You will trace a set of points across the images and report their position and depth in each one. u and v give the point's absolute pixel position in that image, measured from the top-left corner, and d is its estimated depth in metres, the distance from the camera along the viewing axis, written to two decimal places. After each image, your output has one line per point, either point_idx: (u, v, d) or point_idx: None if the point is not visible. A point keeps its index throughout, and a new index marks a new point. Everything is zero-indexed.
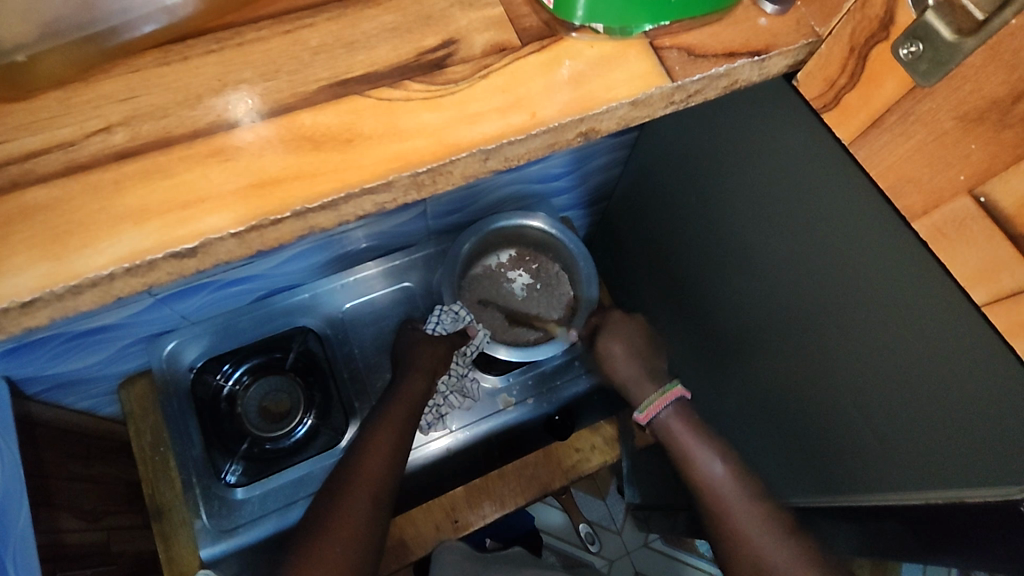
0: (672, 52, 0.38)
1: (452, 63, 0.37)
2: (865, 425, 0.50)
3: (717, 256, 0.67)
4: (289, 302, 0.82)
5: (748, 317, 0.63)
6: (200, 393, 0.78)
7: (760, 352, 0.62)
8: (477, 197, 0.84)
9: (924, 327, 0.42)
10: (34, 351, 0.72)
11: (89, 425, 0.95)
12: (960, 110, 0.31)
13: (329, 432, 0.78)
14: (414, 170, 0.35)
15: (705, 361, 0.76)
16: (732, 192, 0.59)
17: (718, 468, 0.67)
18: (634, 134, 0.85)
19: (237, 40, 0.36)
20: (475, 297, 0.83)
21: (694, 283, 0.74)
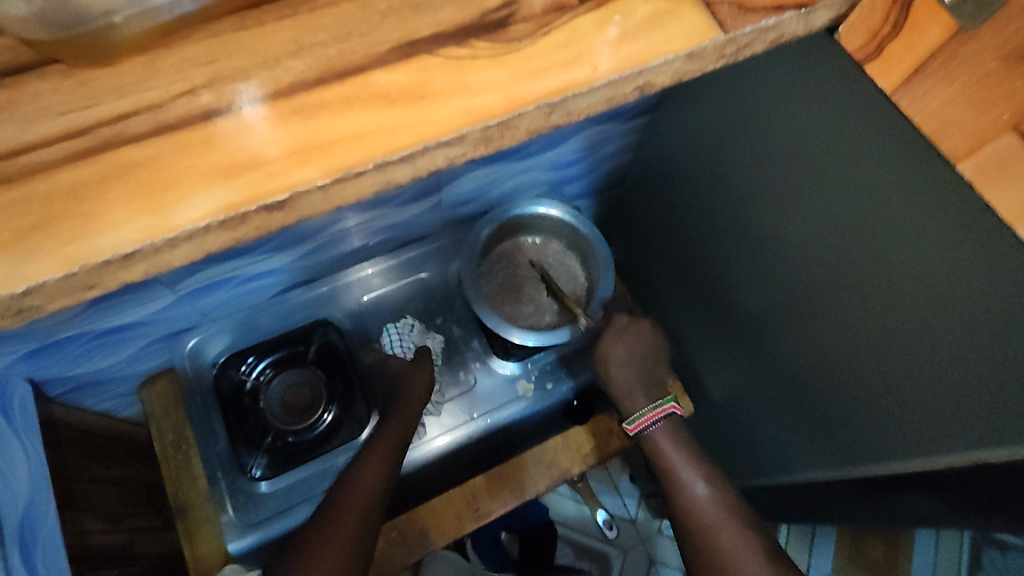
0: (724, 6, 0.38)
1: (515, 22, 0.37)
2: (886, 394, 0.52)
3: (731, 238, 0.70)
4: (308, 296, 0.84)
5: (765, 295, 0.65)
6: (223, 386, 0.79)
7: (778, 327, 0.65)
8: (490, 188, 0.85)
9: (939, 293, 0.44)
10: (60, 351, 0.73)
11: (108, 426, 0.95)
12: (1006, 48, 0.34)
13: (353, 423, 0.79)
14: (485, 124, 0.35)
15: (728, 342, 0.78)
16: (748, 170, 0.61)
17: (702, 489, 0.71)
18: (646, 119, 0.86)
19: (310, 5, 0.36)
20: (494, 284, 0.84)
21: (713, 266, 0.77)
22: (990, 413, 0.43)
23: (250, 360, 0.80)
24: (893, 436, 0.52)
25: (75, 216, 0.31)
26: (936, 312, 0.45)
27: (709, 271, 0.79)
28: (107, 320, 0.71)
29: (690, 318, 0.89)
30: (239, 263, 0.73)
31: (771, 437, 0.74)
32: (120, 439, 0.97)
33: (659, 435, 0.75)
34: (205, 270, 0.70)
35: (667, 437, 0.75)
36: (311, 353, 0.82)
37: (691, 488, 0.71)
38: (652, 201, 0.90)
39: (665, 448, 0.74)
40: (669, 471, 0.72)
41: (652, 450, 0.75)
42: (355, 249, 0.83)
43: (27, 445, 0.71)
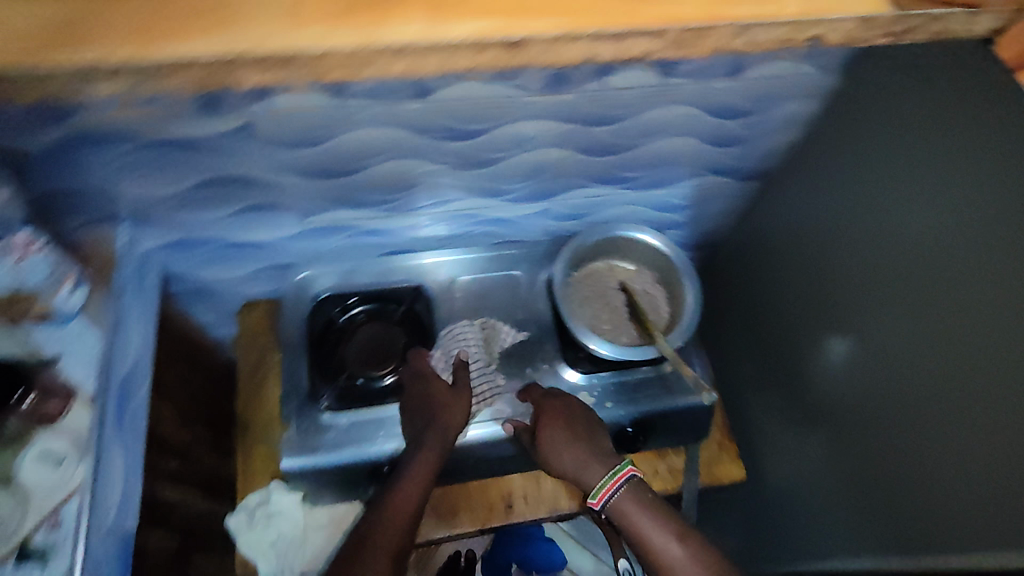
0: None
1: None
2: (975, 482, 0.54)
3: (829, 321, 0.74)
4: (409, 263, 0.91)
5: (858, 379, 0.69)
6: (315, 321, 0.86)
7: (869, 412, 0.67)
8: (598, 210, 0.90)
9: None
10: (195, 248, 0.83)
11: (199, 338, 1.03)
12: None
13: (418, 384, 0.83)
14: None
15: (804, 422, 0.80)
16: (867, 259, 0.67)
17: (678, 551, 0.64)
18: (757, 189, 0.90)
19: None
20: (583, 293, 0.87)
21: (797, 347, 0.81)
22: None
23: (351, 300, 0.87)
24: (973, 525, 0.53)
25: None
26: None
27: (795, 347, 0.81)
28: (243, 229, 0.80)
29: (759, 396, 0.91)
30: (363, 211, 0.81)
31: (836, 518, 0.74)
32: (205, 353, 1.04)
33: (619, 499, 0.68)
34: (337, 211, 0.80)
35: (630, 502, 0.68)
36: (397, 312, 0.87)
37: (667, 550, 0.64)
38: (746, 272, 0.93)
39: (631, 516, 0.67)
40: (642, 538, 0.65)
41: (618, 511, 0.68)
42: (464, 229, 0.90)
43: (140, 315, 0.78)
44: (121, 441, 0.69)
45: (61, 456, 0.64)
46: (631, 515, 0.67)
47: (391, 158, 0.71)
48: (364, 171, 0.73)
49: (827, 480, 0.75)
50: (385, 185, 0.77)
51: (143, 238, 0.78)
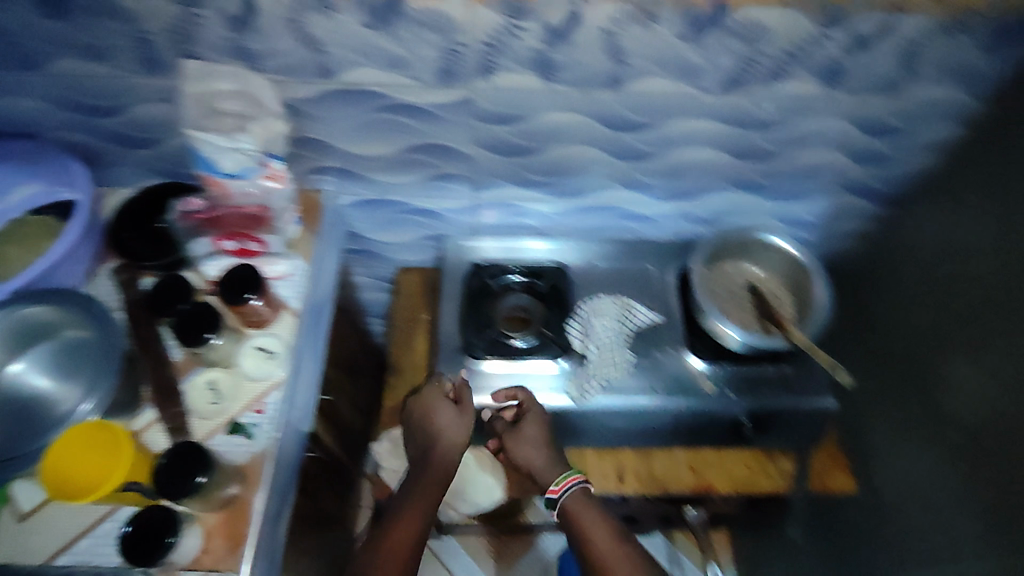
0: None
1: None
2: None
3: (944, 328, 0.84)
4: (552, 244, 1.00)
5: (983, 411, 0.78)
6: (471, 283, 0.96)
7: (1000, 441, 0.75)
8: (731, 215, 0.98)
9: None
10: (377, 210, 0.97)
11: (404, 284, 1.08)
12: None
13: (558, 349, 0.90)
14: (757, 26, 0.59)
15: (918, 441, 0.89)
16: (983, 267, 0.78)
17: (609, 539, 0.77)
18: (890, 210, 0.96)
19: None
20: (716, 286, 0.93)
21: (911, 354, 0.90)
22: None
23: (516, 269, 0.96)
24: None
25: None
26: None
27: (920, 353, 0.88)
28: (419, 200, 0.95)
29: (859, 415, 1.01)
30: (527, 193, 0.94)
31: (962, 530, 0.80)
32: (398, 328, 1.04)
33: (574, 505, 0.81)
34: (505, 186, 0.93)
35: (583, 507, 0.80)
36: (542, 284, 0.96)
37: (583, 529, 0.78)
38: (864, 287, 1.01)
39: (586, 521, 0.79)
40: (576, 528, 0.79)
41: (569, 512, 0.80)
42: (620, 218, 0.99)
43: (330, 252, 0.93)
44: (308, 349, 0.83)
45: (270, 351, 0.78)
46: (584, 515, 0.79)
47: (577, 145, 0.84)
48: (545, 151, 0.85)
49: (940, 489, 0.85)
50: (558, 167, 0.88)
51: (344, 191, 0.94)
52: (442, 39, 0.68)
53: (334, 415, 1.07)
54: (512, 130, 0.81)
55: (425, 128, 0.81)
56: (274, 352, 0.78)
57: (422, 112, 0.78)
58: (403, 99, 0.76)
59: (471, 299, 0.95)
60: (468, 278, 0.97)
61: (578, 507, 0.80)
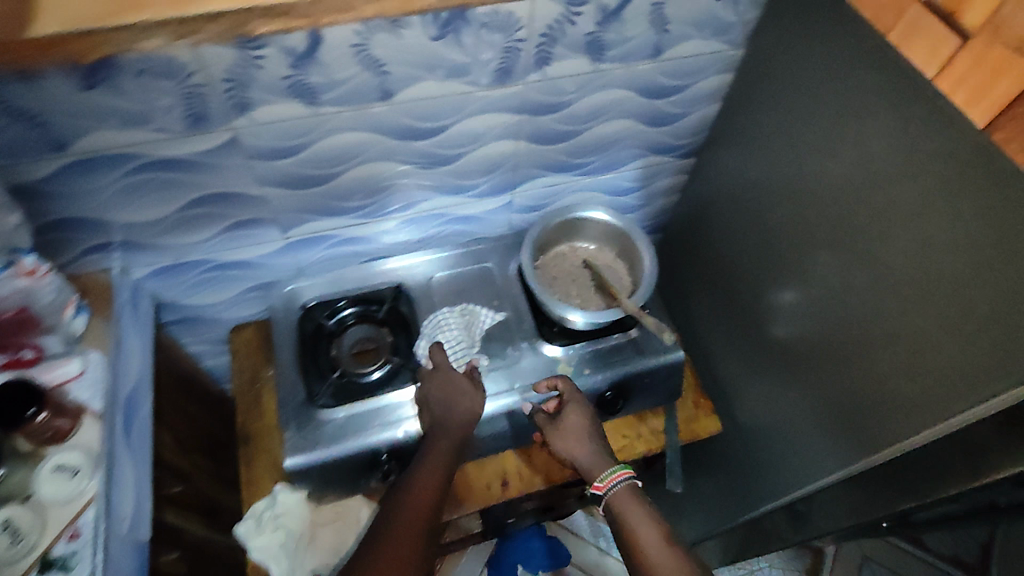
0: None
1: None
2: (906, 374, 0.66)
3: (765, 256, 0.89)
4: (386, 266, 0.97)
5: (802, 325, 0.83)
6: (305, 327, 0.90)
7: (819, 351, 0.80)
8: (555, 198, 0.99)
9: (973, 303, 0.57)
10: (183, 273, 0.89)
11: (237, 345, 1.00)
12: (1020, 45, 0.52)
13: (409, 374, 0.88)
14: None
15: (765, 366, 0.93)
16: (777, 193, 0.83)
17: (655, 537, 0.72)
18: (694, 160, 1.01)
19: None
20: (552, 272, 0.94)
21: (746, 284, 0.95)
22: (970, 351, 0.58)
23: (341, 302, 0.92)
24: (908, 416, 0.67)
25: None
26: (965, 307, 0.58)
27: (753, 295, 0.94)
28: (225, 253, 0.88)
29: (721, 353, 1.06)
30: (342, 221, 0.89)
31: (809, 446, 0.85)
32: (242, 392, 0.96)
33: (617, 496, 0.76)
34: (314, 221, 0.87)
35: (627, 501, 0.76)
36: (380, 311, 0.92)
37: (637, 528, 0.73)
38: (696, 232, 1.06)
39: (628, 511, 0.75)
40: (624, 524, 0.74)
41: (613, 509, 0.76)
42: (446, 224, 0.97)
43: (135, 335, 0.84)
44: (125, 452, 0.74)
45: (71, 466, 0.67)
46: (627, 509, 0.75)
47: (375, 162, 0.81)
48: (341, 176, 0.81)
49: (789, 409, 0.89)
50: (362, 189, 0.84)
51: (133, 264, 0.84)
52: (176, 83, 0.61)
53: (188, 507, 0.97)
54: (298, 160, 0.75)
55: (199, 179, 0.74)
56: (75, 466, 0.67)
57: (188, 163, 0.71)
58: (158, 154, 0.69)
59: (306, 345, 0.89)
60: (300, 323, 0.91)
61: (621, 495, 0.76)
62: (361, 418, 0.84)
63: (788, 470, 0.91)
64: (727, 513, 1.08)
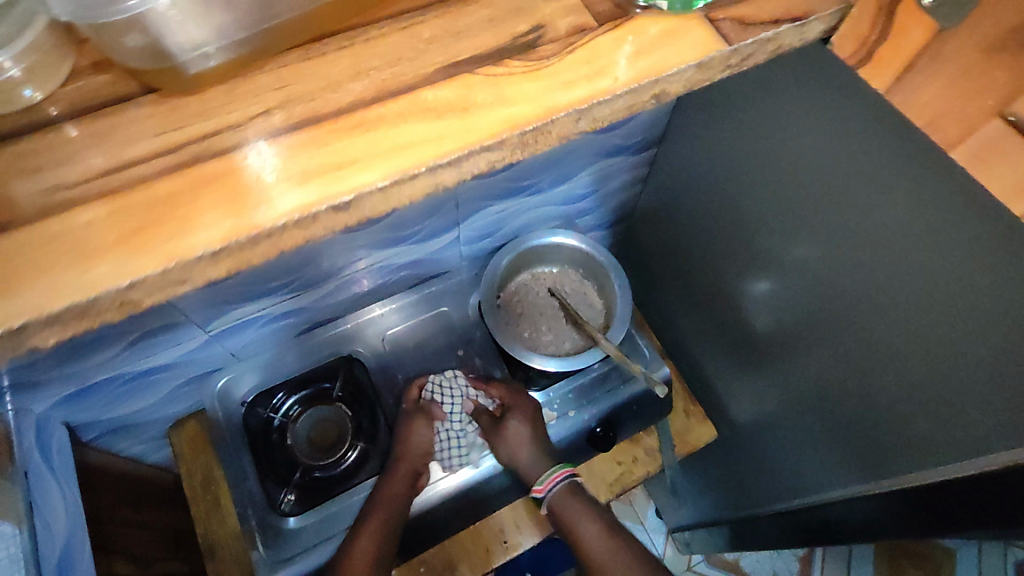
0: (726, 22, 0.47)
1: (543, 43, 0.44)
2: (903, 403, 0.56)
3: (730, 249, 0.77)
4: (333, 333, 0.86)
5: (777, 328, 0.72)
6: (252, 424, 0.81)
7: (798, 356, 0.70)
8: (506, 221, 0.89)
9: (976, 343, 0.47)
10: (96, 392, 0.76)
11: (177, 445, 0.89)
12: (984, 44, 0.41)
13: (380, 456, 0.80)
14: (522, 129, 0.41)
15: (746, 370, 0.83)
16: (733, 182, 0.70)
17: (590, 529, 0.78)
18: (650, 153, 0.91)
19: (360, 36, 0.43)
20: (516, 310, 0.85)
21: (715, 282, 0.84)
22: (988, 392, 0.48)
23: (279, 396, 0.82)
24: (915, 448, 0.56)
25: (185, 228, 0.38)
26: (972, 339, 0.47)
27: (726, 293, 0.82)
28: (139, 363, 0.75)
29: (699, 347, 0.95)
30: (268, 301, 0.77)
31: (797, 458, 0.76)
32: (196, 499, 0.86)
33: (559, 497, 0.79)
34: (235, 309, 0.75)
35: (568, 500, 0.79)
36: (336, 389, 0.82)
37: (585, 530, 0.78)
38: (660, 221, 0.94)
39: (573, 512, 0.79)
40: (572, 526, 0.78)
41: (555, 511, 0.79)
42: (389, 277, 0.86)
43: (55, 480, 0.72)
44: None
45: None
46: (569, 509, 0.78)
47: None
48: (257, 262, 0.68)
49: (773, 419, 0.80)
50: (284, 269, 0.72)
51: (31, 403, 0.71)
52: None
53: None
54: None
55: None
56: None
57: None
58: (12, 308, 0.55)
59: (258, 445, 0.79)
60: (248, 419, 0.81)
61: (560, 496, 0.78)
62: (343, 516, 0.77)
63: (779, 482, 0.82)
64: (717, 514, 1.01)
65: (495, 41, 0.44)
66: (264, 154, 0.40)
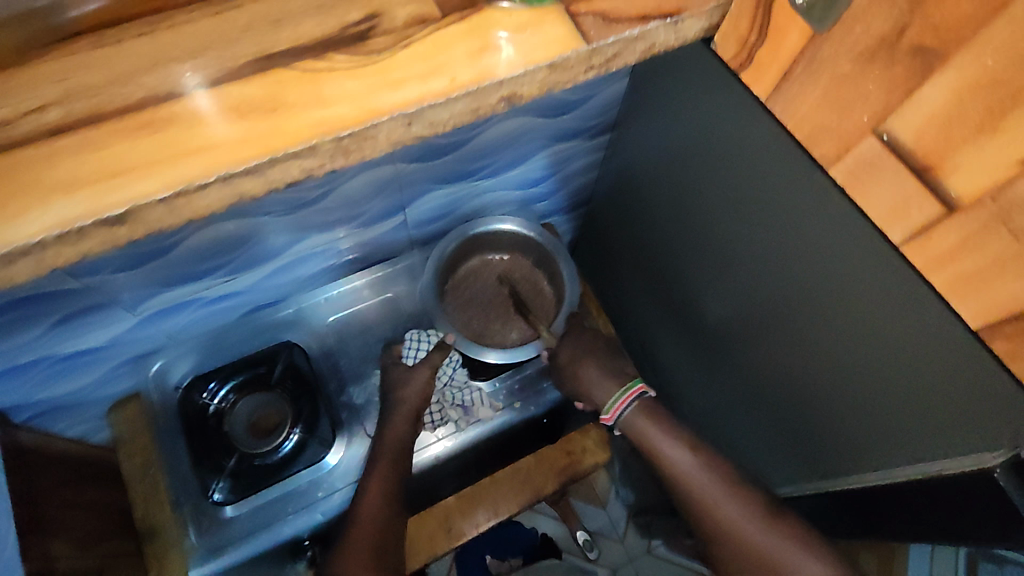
0: (588, 18, 0.43)
1: (375, 35, 0.40)
2: (844, 404, 0.54)
3: (683, 237, 0.75)
4: (275, 316, 0.84)
5: (726, 321, 0.71)
6: (188, 410, 0.79)
7: (744, 349, 0.68)
8: (457, 205, 0.86)
9: (903, 351, 0.45)
10: (25, 373, 0.70)
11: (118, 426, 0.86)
12: (855, 51, 0.36)
13: (318, 444, 0.78)
14: (336, 134, 0.37)
15: (698, 361, 0.82)
16: (687, 170, 0.68)
17: (689, 458, 0.68)
18: (607, 136, 0.88)
19: (169, 22, 0.39)
20: (462, 299, 0.83)
21: (669, 272, 0.82)
22: (918, 400, 0.46)
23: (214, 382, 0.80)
24: (858, 449, 0.55)
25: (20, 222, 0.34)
26: (901, 347, 0.45)
27: (678, 283, 0.80)
28: (72, 341, 0.71)
29: (655, 335, 0.94)
30: (205, 282, 0.74)
31: (747, 451, 0.75)
32: None
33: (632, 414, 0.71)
34: (167, 291, 0.72)
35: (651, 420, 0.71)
36: (275, 373, 0.81)
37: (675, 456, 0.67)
38: (617, 206, 0.91)
39: (646, 430, 0.70)
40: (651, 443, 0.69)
41: (631, 430, 0.71)
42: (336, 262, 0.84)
43: None
44: None
45: None
46: (644, 427, 0.70)
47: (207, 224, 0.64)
48: (182, 243, 0.65)
49: (722, 412, 0.79)
50: (213, 251, 0.69)
51: None
52: None
53: None
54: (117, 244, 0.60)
55: None
56: None
57: None
58: None
59: (193, 431, 0.78)
60: (185, 405, 0.79)
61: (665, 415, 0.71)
62: (280, 506, 0.76)
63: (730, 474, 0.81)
64: (662, 504, 1.02)
65: (339, 25, 0.41)
66: (192, 108, 0.38)
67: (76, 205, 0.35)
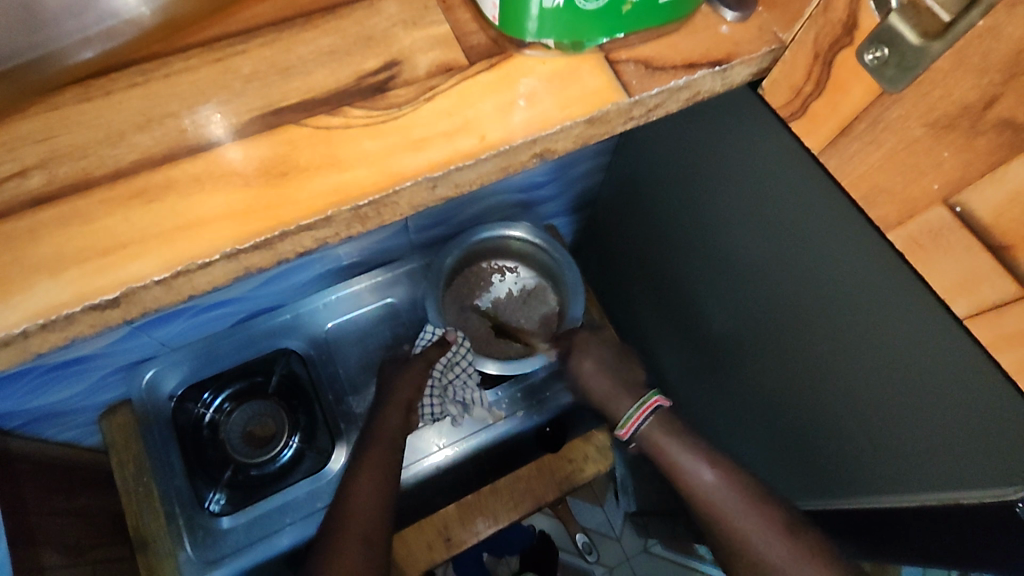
0: (629, 66, 0.42)
1: (396, 86, 0.40)
2: (863, 429, 0.53)
3: (689, 247, 0.73)
4: (272, 323, 0.82)
5: (733, 336, 0.69)
6: (182, 421, 0.78)
7: (750, 364, 0.67)
8: (458, 210, 0.84)
9: (939, 383, 0.44)
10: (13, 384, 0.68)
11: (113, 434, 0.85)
12: (929, 117, 0.34)
13: (316, 455, 0.78)
14: (355, 204, 0.37)
15: (701, 371, 0.81)
16: (698, 180, 0.65)
17: (709, 475, 0.66)
18: (614, 141, 0.86)
19: (164, 71, 0.39)
20: (463, 306, 0.82)
21: (672, 281, 0.80)
22: (950, 433, 0.45)
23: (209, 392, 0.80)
24: (872, 474, 0.54)
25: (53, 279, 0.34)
26: (936, 381, 0.44)
27: (683, 292, 0.79)
28: (61, 354, 0.69)
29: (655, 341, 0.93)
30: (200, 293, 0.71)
31: (751, 463, 0.75)
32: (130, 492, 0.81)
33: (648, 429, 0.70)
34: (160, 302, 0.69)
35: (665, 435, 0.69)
36: (272, 380, 0.81)
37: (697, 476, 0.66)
38: (621, 211, 0.89)
39: (663, 446, 0.69)
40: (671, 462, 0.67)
41: (649, 446, 0.70)
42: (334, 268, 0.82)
43: None
44: None
45: None
46: (663, 444, 0.69)
47: None
48: None
49: (725, 423, 0.78)
50: None
51: None
52: None
53: None
54: None
55: None
56: None
57: None
58: None
59: (187, 442, 0.77)
60: (178, 415, 0.78)
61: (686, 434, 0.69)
62: (277, 517, 0.74)
63: None
64: (661, 508, 1.02)
65: (363, 71, 0.40)
66: (221, 159, 0.37)
67: (75, 280, 0.34)
